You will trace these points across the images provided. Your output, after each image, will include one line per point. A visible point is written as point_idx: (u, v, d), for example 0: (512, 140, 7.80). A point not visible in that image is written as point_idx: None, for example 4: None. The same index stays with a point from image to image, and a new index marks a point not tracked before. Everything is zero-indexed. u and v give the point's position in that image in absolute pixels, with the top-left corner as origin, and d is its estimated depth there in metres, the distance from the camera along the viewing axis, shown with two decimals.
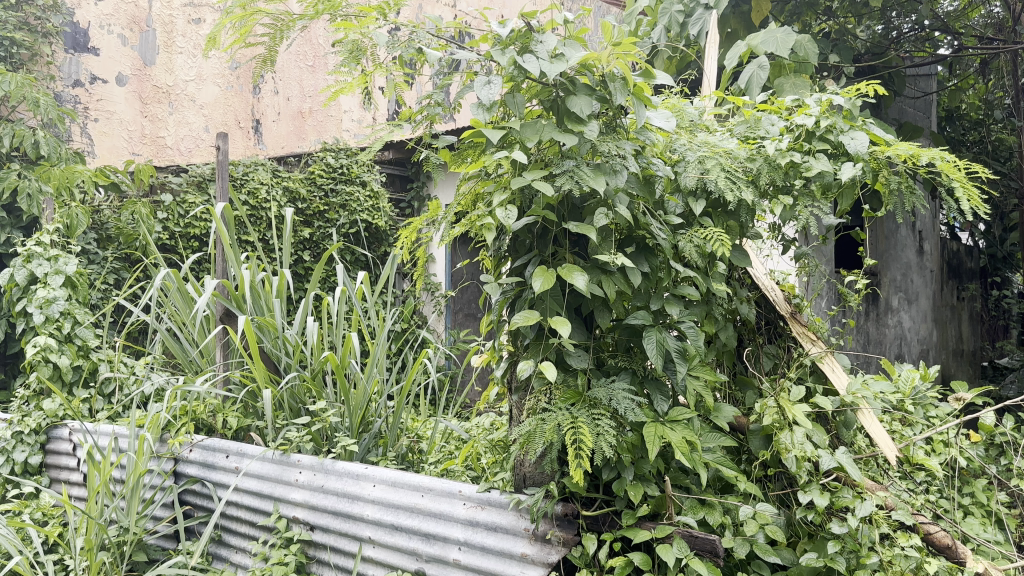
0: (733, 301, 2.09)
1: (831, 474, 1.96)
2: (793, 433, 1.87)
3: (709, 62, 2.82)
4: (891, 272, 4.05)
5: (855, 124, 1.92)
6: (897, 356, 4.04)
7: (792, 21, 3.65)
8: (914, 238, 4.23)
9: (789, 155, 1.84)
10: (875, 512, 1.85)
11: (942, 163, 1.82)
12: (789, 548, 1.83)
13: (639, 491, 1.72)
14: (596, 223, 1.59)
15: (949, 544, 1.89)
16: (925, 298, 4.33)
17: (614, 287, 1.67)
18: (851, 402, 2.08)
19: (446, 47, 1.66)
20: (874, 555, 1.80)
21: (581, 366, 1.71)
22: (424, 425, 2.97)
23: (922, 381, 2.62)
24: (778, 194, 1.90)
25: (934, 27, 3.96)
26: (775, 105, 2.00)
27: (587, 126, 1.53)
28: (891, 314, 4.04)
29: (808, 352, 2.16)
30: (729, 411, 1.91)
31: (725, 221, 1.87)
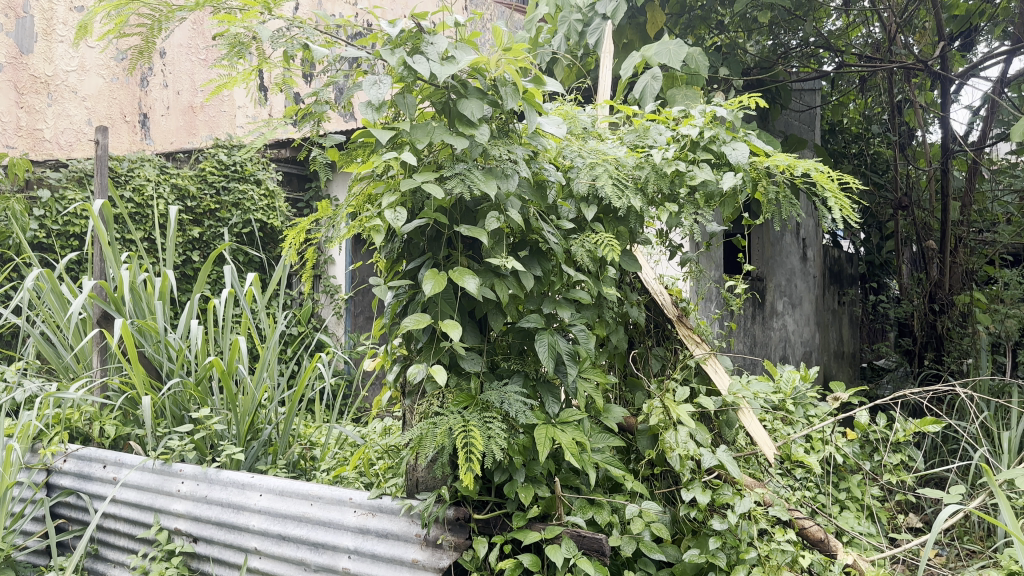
0: (624, 304, 2.14)
1: (714, 471, 2.03)
2: (678, 432, 1.93)
3: (604, 70, 2.88)
4: (777, 277, 4.21)
5: (737, 135, 2.00)
6: (781, 357, 4.20)
7: (685, 34, 3.74)
8: (798, 245, 4.42)
9: (675, 164, 1.90)
10: (754, 508, 1.92)
11: (816, 174, 1.92)
12: (674, 545, 1.88)
13: (529, 492, 1.73)
14: (488, 226, 1.59)
15: (823, 538, 2.00)
16: (807, 302, 4.54)
17: (506, 290, 1.67)
18: (732, 402, 2.18)
19: (334, 45, 1.64)
20: (753, 550, 1.87)
21: (473, 370, 1.70)
22: (317, 430, 2.89)
23: (803, 381, 2.74)
24: (665, 201, 1.96)
25: (817, 44, 4.14)
26: (663, 115, 2.06)
27: (478, 129, 1.53)
28: (777, 318, 4.20)
29: (692, 353, 2.24)
30: (619, 412, 1.94)
31: (615, 227, 1.92)
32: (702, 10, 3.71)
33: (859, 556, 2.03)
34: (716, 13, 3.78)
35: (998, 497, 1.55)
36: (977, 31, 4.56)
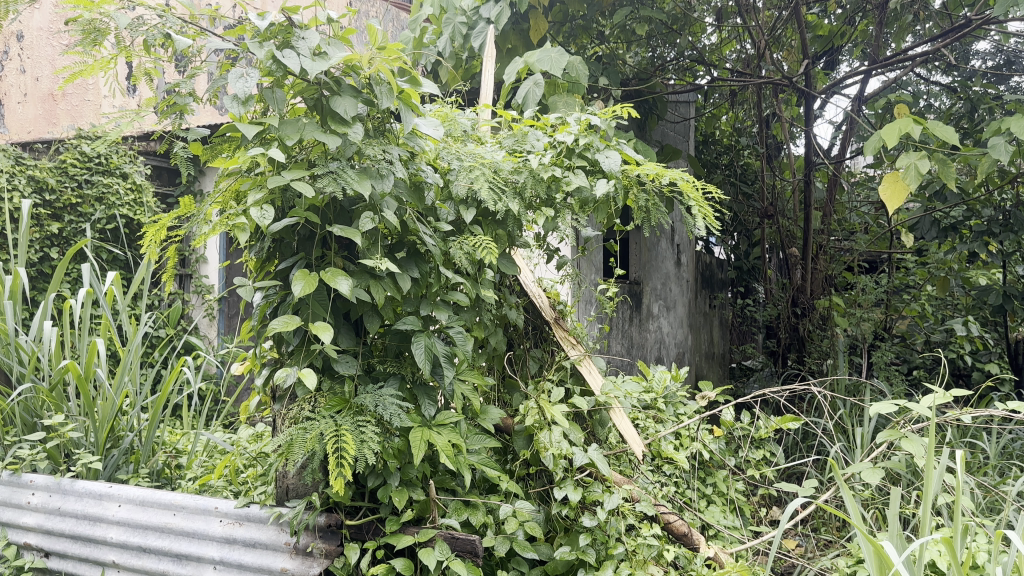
0: (502, 307, 2.15)
1: (586, 470, 2.07)
2: (552, 432, 1.97)
3: (485, 74, 2.89)
4: (653, 281, 4.35)
5: (610, 143, 2.05)
6: (656, 358, 4.33)
7: (567, 42, 3.82)
8: (672, 250, 4.58)
9: (551, 169, 1.92)
10: (622, 505, 1.98)
11: (682, 184, 2.01)
12: (546, 544, 1.92)
13: (404, 497, 1.71)
14: (363, 227, 1.56)
15: (685, 532, 2.08)
16: (681, 305, 4.70)
17: (382, 292, 1.64)
18: (604, 402, 2.25)
19: (200, 36, 1.59)
20: (621, 546, 1.92)
21: (348, 373, 1.67)
22: (182, 436, 2.77)
23: (673, 381, 2.82)
24: (541, 206, 2.00)
25: (693, 58, 4.29)
26: (541, 122, 2.09)
27: (352, 128, 1.51)
28: (652, 320, 4.33)
29: (568, 355, 2.27)
30: (495, 414, 1.95)
31: (494, 230, 1.92)
32: (583, 20, 3.81)
33: (721, 548, 2.12)
34: (597, 23, 3.86)
35: (842, 489, 1.67)
36: (838, 52, 4.85)
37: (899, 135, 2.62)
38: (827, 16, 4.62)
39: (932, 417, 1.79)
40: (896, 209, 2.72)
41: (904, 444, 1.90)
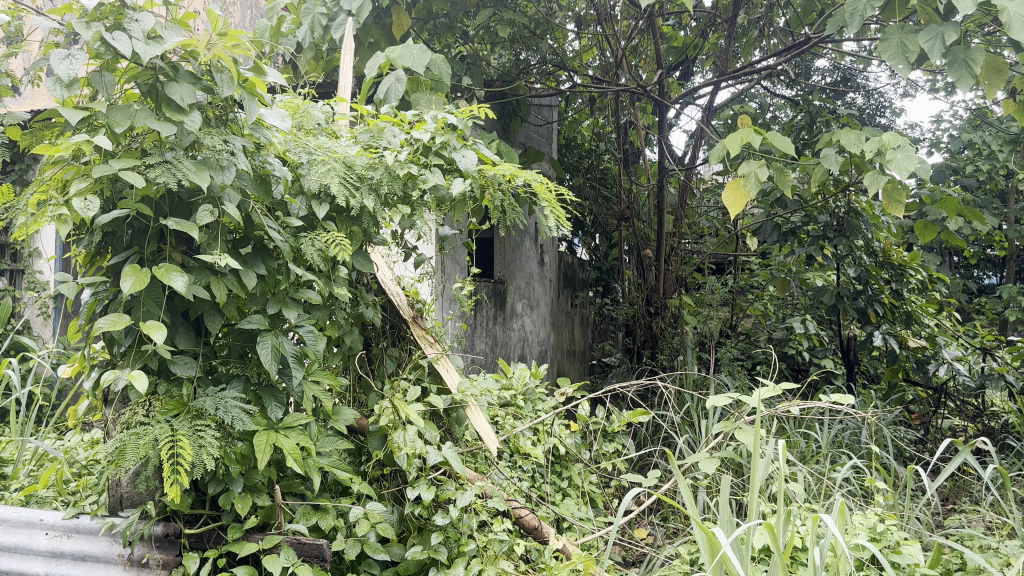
0: (358, 305, 2.11)
1: (439, 468, 2.06)
2: (406, 432, 1.94)
3: (345, 69, 2.82)
4: (516, 281, 4.36)
5: (466, 142, 2.05)
6: (519, 357, 4.35)
7: (430, 40, 3.78)
8: (535, 251, 4.63)
9: (408, 166, 1.90)
10: (474, 501, 1.98)
11: (535, 184, 2.05)
12: (398, 544, 1.90)
13: (247, 502, 1.64)
14: (200, 220, 1.48)
15: (536, 525, 2.12)
16: (543, 304, 4.76)
17: (224, 289, 1.57)
18: (461, 399, 2.25)
19: (19, 14, 1.47)
20: (472, 542, 1.92)
21: (186, 375, 1.58)
22: (8, 445, 2.56)
23: (533, 378, 2.85)
24: (398, 203, 1.96)
25: (555, 64, 4.35)
26: (397, 118, 2.05)
27: (188, 116, 1.43)
28: (516, 319, 4.34)
29: (425, 353, 2.26)
30: (348, 415, 1.89)
31: (348, 227, 1.87)
32: (447, 19, 3.76)
33: (569, 540, 2.17)
34: (460, 22, 3.84)
35: (679, 479, 1.72)
36: (691, 63, 5.05)
37: (741, 144, 2.77)
38: (681, 28, 4.81)
39: (760, 408, 1.87)
40: (737, 214, 2.90)
41: (737, 432, 1.98)
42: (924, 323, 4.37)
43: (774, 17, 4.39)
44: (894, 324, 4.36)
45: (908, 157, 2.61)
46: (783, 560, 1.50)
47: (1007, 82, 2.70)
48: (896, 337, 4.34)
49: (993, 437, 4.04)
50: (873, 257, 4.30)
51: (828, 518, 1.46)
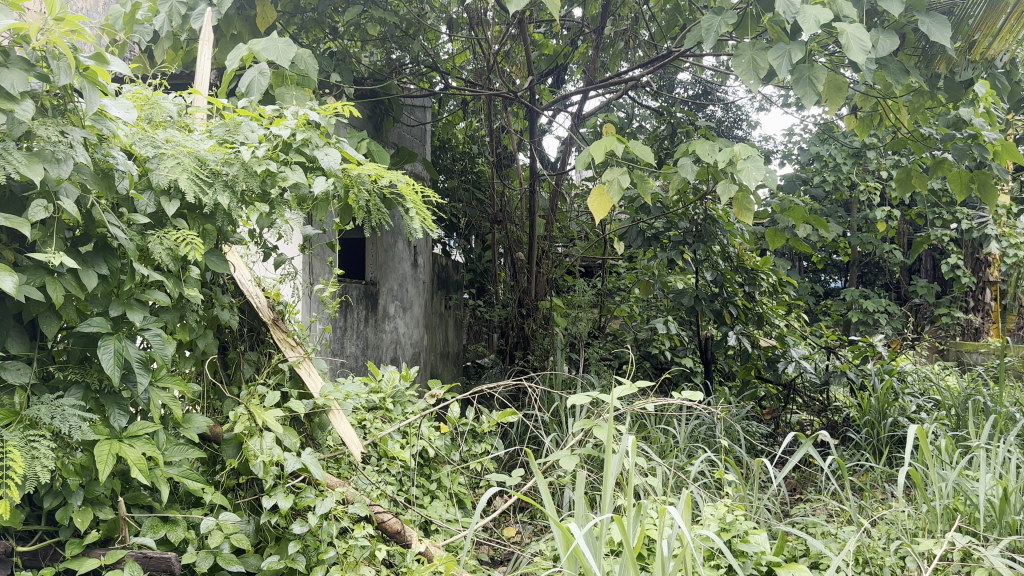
0: (214, 307, 2.03)
1: (298, 475, 2.01)
2: (263, 438, 1.90)
3: (202, 60, 2.65)
4: (389, 282, 4.25)
5: (329, 141, 2.02)
6: (392, 359, 4.25)
7: (297, 35, 3.66)
8: (409, 252, 4.55)
9: (266, 163, 1.84)
10: (334, 508, 1.95)
11: (400, 185, 2.04)
12: (254, 555, 1.85)
13: (87, 516, 1.55)
14: (33, 215, 1.38)
15: (398, 529, 2.09)
16: (416, 306, 4.69)
17: (61, 290, 1.47)
18: (323, 404, 2.21)
19: None
20: (332, 550, 1.89)
21: (18, 381, 1.48)
22: None
23: (402, 380, 2.82)
24: (255, 201, 1.88)
25: (427, 65, 4.32)
26: (256, 112, 1.99)
27: (19, 105, 1.34)
28: (389, 321, 4.23)
29: (287, 357, 2.20)
30: (201, 422, 1.81)
31: (201, 225, 1.80)
32: (315, 14, 3.65)
33: (431, 543, 2.18)
34: (329, 18, 3.75)
35: (536, 478, 1.74)
36: (562, 70, 5.15)
37: (605, 151, 2.84)
38: (552, 36, 4.90)
39: (615, 404, 1.92)
40: (601, 219, 2.95)
41: (593, 426, 2.03)
42: (774, 323, 4.64)
43: (639, 29, 4.55)
44: (747, 325, 4.60)
45: (757, 167, 2.76)
46: (634, 555, 1.55)
47: (845, 100, 2.89)
48: (749, 338, 4.58)
49: (835, 430, 4.33)
50: (729, 262, 4.52)
51: (675, 511, 1.52)
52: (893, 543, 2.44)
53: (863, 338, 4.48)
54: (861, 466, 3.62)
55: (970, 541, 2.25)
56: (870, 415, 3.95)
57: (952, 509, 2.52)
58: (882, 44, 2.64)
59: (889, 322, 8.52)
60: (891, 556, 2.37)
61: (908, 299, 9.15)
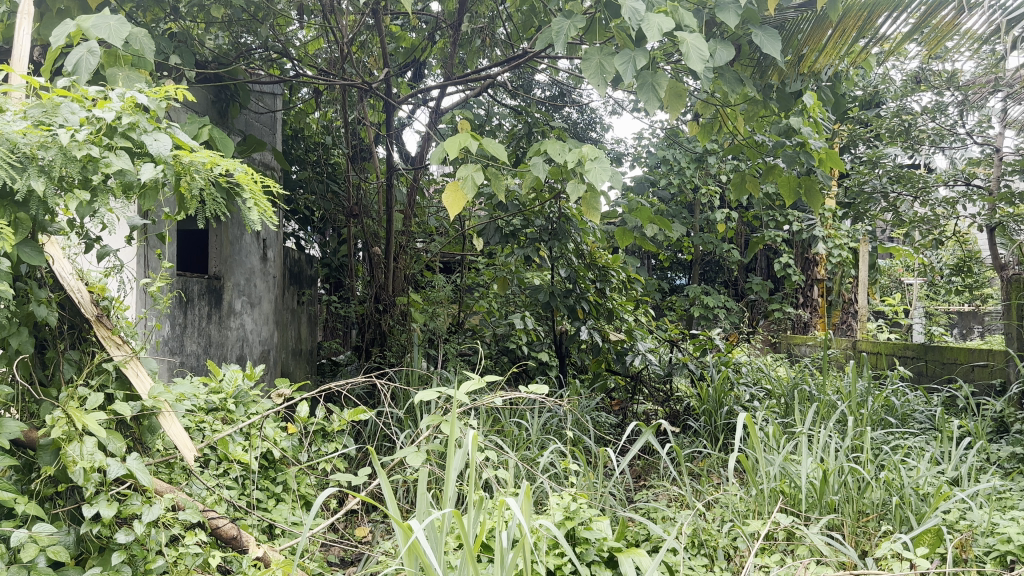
0: (29, 302, 1.87)
1: (124, 481, 1.89)
2: (83, 444, 1.76)
3: (21, 34, 2.40)
4: (234, 276, 4.07)
5: (159, 125, 1.90)
6: (239, 358, 4.07)
7: (134, 11, 3.42)
8: (257, 245, 4.38)
9: (87, 148, 1.70)
10: (163, 515, 1.86)
11: (236, 173, 1.96)
12: (73, 568, 1.74)
13: None
14: None
15: (235, 534, 2.02)
16: (265, 301, 4.52)
17: None
18: (152, 406, 2.07)
19: None
20: (160, 559, 1.82)
21: None
22: None
23: (245, 380, 2.71)
24: (74, 188, 1.74)
25: (278, 51, 4.16)
26: (77, 92, 1.84)
27: None
28: (234, 317, 4.05)
29: (112, 356, 2.06)
30: (13, 427, 1.67)
31: (11, 214, 1.68)
32: None
33: (270, 547, 2.10)
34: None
35: (379, 478, 1.73)
36: (419, 64, 5.11)
37: (459, 148, 2.75)
38: (409, 29, 4.84)
39: (461, 399, 1.92)
40: (455, 215, 2.82)
41: (439, 422, 2.03)
42: (624, 318, 4.80)
43: (496, 27, 4.58)
44: (598, 320, 4.74)
45: (603, 168, 2.85)
46: (473, 553, 1.56)
47: (685, 107, 3.02)
48: (600, 332, 4.73)
49: (677, 419, 4.56)
50: (582, 259, 4.64)
51: (514, 504, 1.55)
52: (725, 525, 2.60)
53: (704, 331, 4.75)
54: (699, 453, 3.83)
55: (793, 521, 2.43)
56: (708, 404, 4.19)
57: (777, 490, 2.71)
58: (719, 54, 2.78)
59: (728, 317, 9.07)
60: (722, 537, 2.53)
61: (744, 295, 9.76)
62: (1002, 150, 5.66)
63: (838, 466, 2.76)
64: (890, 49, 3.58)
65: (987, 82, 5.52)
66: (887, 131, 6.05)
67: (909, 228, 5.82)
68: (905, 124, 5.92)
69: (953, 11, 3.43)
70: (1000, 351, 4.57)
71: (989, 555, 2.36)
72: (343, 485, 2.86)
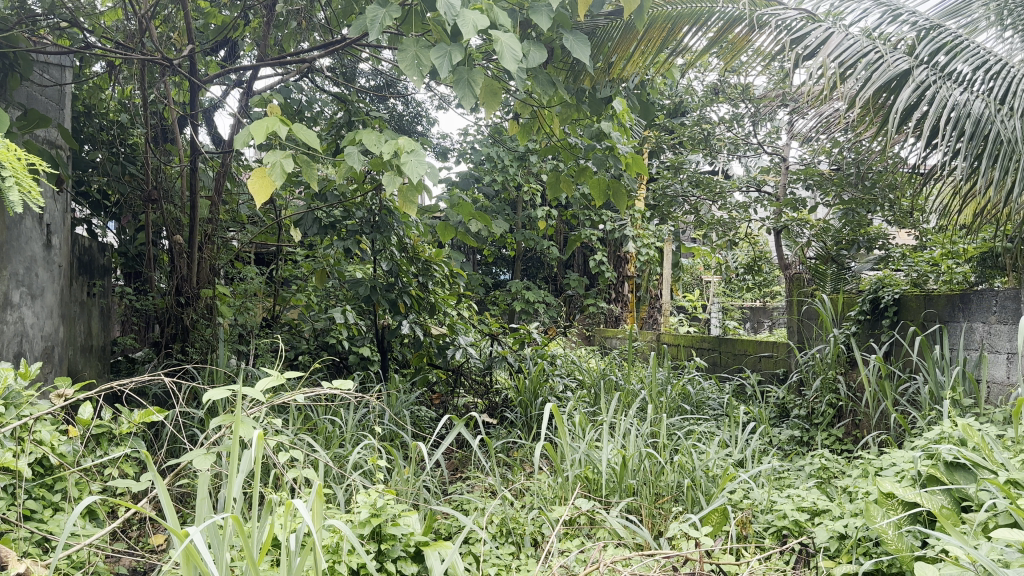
0: None
1: None
2: None
3: None
4: (12, 265, 3.68)
5: None
6: (17, 355, 3.69)
7: None
8: (39, 231, 3.98)
9: None
10: None
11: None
12: None
13: None
14: None
15: None
16: (50, 293, 4.12)
17: None
18: None
19: None
20: None
21: None
22: None
23: (18, 378, 2.46)
24: None
25: (67, 20, 3.81)
26: None
27: None
28: (11, 310, 3.66)
29: None
30: None
31: None
32: None
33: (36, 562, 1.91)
34: None
35: (156, 483, 1.66)
36: (231, 43, 4.85)
37: (266, 132, 2.60)
38: (221, 6, 4.58)
39: (255, 397, 1.83)
40: (263, 203, 2.64)
41: (231, 422, 1.92)
42: (446, 312, 4.81)
43: (314, 11, 4.43)
44: (420, 313, 4.69)
45: (420, 162, 2.78)
46: (255, 560, 1.52)
47: (500, 105, 3.04)
48: (421, 326, 4.70)
49: (495, 411, 4.65)
50: (404, 252, 4.55)
51: (299, 507, 1.53)
52: (533, 514, 2.68)
53: (521, 325, 4.87)
54: (514, 443, 3.92)
55: (595, 506, 2.54)
56: (524, 395, 4.31)
57: (582, 477, 2.83)
58: (532, 56, 2.83)
59: (546, 311, 9.37)
60: (529, 525, 2.61)
61: (563, 290, 10.10)
62: (787, 160, 6.24)
63: (638, 451, 2.93)
64: (691, 61, 3.83)
65: (776, 98, 6.06)
66: (689, 138, 6.50)
67: (708, 229, 6.26)
68: (705, 133, 6.40)
69: (745, 28, 3.74)
70: (782, 343, 5.00)
71: (767, 530, 2.58)
72: (110, 494, 2.67)
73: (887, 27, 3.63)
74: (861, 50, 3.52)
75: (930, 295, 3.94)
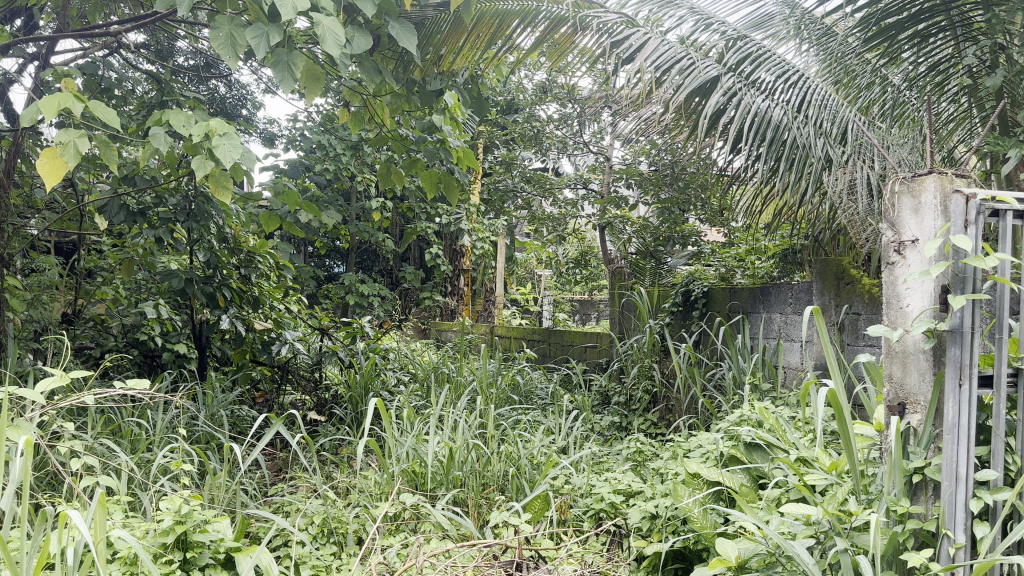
0: None
1: None
2: None
3: None
4: None
5: None
6: None
7: None
8: None
9: None
10: None
11: None
12: None
13: None
14: None
15: None
16: None
17: None
18: None
19: None
20: None
21: None
22: None
23: None
24: None
25: None
26: None
27: None
28: None
29: None
30: None
31: None
32: None
33: None
34: None
35: None
36: (23, 11, 4.39)
37: (59, 108, 2.36)
38: None
39: (29, 399, 1.66)
40: (53, 186, 2.40)
41: (5, 428, 1.74)
42: (270, 306, 4.62)
43: None
44: (242, 307, 4.47)
45: (235, 145, 2.63)
46: None
47: (323, 91, 2.93)
48: (243, 320, 4.48)
49: (323, 407, 4.53)
50: (223, 243, 4.31)
51: (74, 517, 1.41)
52: (356, 511, 2.62)
53: (352, 319, 4.76)
54: (341, 440, 3.84)
55: (419, 500, 2.54)
56: (354, 390, 4.22)
57: (409, 471, 2.81)
58: (357, 42, 2.75)
59: (381, 304, 9.26)
60: (352, 523, 2.56)
61: (398, 283, 10.04)
62: (611, 159, 6.50)
63: (464, 443, 2.94)
64: (519, 59, 3.89)
65: (601, 99, 6.29)
66: (520, 135, 6.62)
67: (539, 224, 6.41)
68: (535, 130, 6.55)
69: (570, 28, 3.82)
70: (604, 334, 5.21)
71: (585, 513, 2.69)
72: None
73: (701, 34, 3.81)
74: (674, 56, 3.73)
75: (735, 288, 4.27)
